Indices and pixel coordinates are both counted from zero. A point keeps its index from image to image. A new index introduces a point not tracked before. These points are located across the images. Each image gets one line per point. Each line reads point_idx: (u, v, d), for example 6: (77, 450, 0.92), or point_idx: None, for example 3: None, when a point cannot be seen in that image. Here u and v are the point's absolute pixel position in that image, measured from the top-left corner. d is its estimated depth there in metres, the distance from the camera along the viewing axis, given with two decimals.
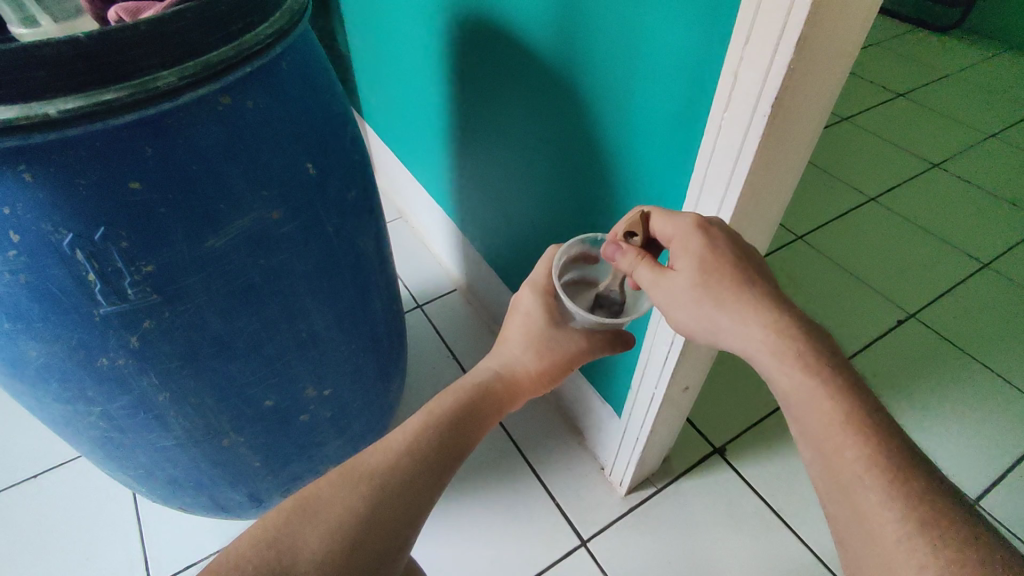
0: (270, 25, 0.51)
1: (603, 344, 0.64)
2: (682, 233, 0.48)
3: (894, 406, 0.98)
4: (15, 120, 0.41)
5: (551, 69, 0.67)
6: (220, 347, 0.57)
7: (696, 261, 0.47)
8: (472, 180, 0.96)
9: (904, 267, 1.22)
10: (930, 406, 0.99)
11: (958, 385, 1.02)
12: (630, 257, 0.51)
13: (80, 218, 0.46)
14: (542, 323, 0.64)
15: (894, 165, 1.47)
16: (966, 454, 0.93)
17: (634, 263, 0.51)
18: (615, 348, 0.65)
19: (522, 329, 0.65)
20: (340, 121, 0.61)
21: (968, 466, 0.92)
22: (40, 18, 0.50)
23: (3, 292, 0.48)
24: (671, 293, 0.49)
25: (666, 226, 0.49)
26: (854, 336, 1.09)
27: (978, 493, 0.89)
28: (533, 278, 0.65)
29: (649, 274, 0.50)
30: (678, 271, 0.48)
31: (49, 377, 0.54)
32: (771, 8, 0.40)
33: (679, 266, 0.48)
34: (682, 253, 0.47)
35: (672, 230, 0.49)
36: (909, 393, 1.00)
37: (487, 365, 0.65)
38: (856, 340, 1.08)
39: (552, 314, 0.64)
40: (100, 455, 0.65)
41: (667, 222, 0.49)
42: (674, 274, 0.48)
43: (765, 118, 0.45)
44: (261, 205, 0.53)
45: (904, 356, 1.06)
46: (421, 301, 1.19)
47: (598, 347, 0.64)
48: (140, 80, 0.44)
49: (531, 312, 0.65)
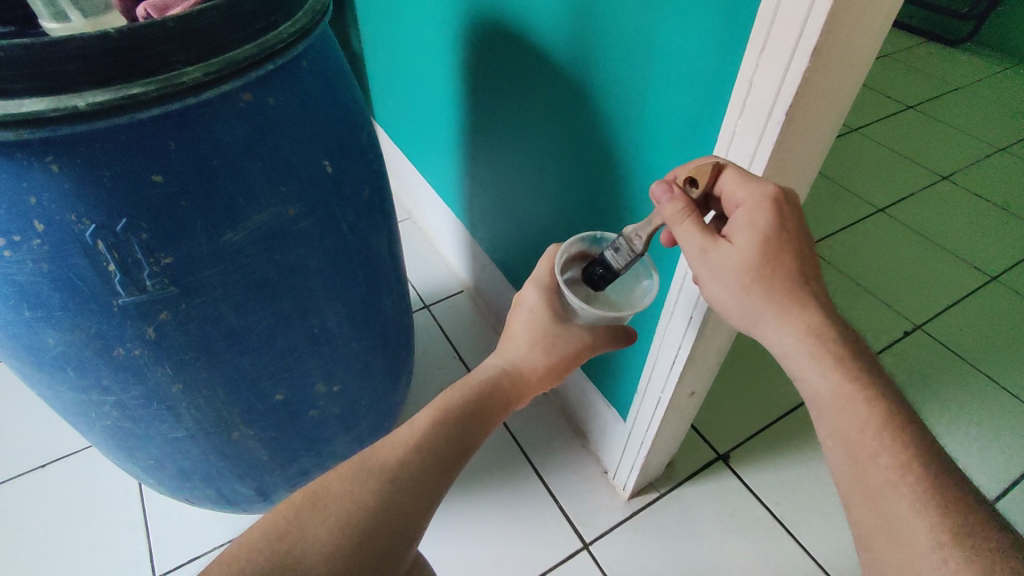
0: (292, 25, 0.52)
1: (607, 339, 0.66)
2: (752, 204, 0.45)
3: (922, 403, 1.01)
4: (45, 111, 0.41)
5: (564, 73, 0.67)
6: (234, 340, 0.57)
7: (758, 239, 0.45)
8: (482, 181, 0.97)
9: (910, 278, 1.22)
10: (954, 407, 1.01)
11: (979, 392, 1.03)
12: (678, 207, 0.47)
13: (103, 209, 0.46)
14: (549, 317, 0.65)
15: (903, 177, 1.47)
16: (987, 458, 0.95)
17: (679, 215, 0.47)
18: (617, 342, 0.66)
19: (526, 326, 0.65)
20: (357, 120, 0.62)
21: (987, 470, 0.93)
22: (69, 14, 0.50)
23: (26, 280, 0.49)
24: (719, 267, 0.47)
25: (735, 187, 0.46)
26: (880, 335, 1.11)
27: (996, 494, 0.90)
28: (537, 275, 0.65)
29: (699, 239, 0.47)
30: (732, 245, 0.46)
31: (65, 365, 0.55)
32: (787, 18, 0.41)
33: (737, 239, 0.46)
34: (746, 226, 0.45)
35: (741, 195, 0.46)
36: (938, 394, 1.02)
37: (494, 363, 0.65)
38: (886, 336, 1.11)
39: (556, 310, 0.65)
40: (112, 444, 0.66)
41: (737, 184, 0.46)
42: (729, 247, 0.46)
43: (779, 125, 0.45)
44: (278, 200, 0.53)
45: (927, 361, 1.07)
46: (429, 300, 1.20)
47: (602, 343, 0.66)
48: (166, 75, 0.44)
49: (535, 309, 0.65)
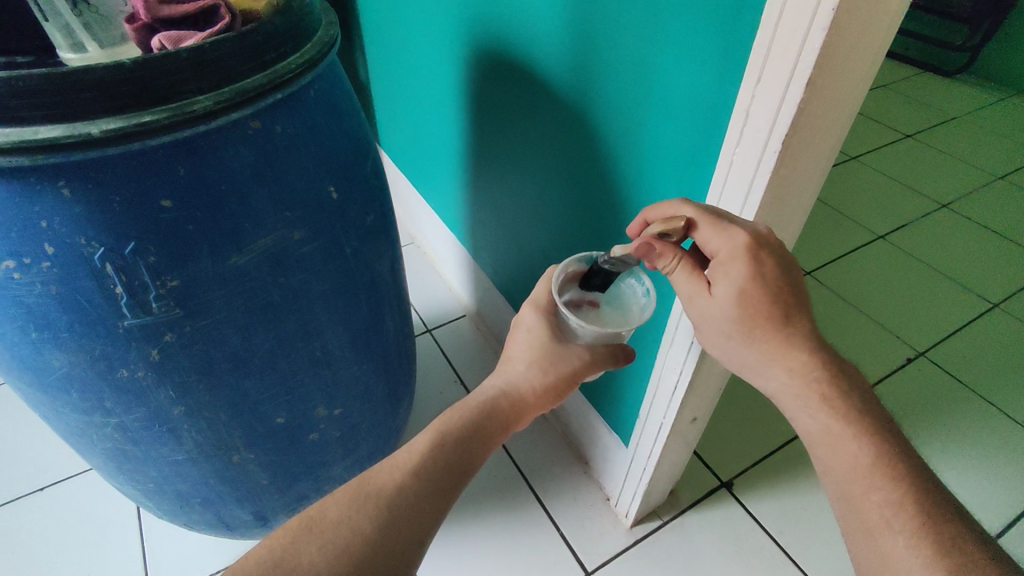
0: (301, 55, 0.53)
1: (605, 358, 0.64)
2: (727, 259, 0.46)
3: (919, 438, 0.99)
4: (60, 138, 0.42)
5: (565, 101, 0.69)
6: (236, 363, 0.58)
7: (735, 293, 0.47)
8: (484, 206, 0.98)
9: (910, 305, 1.23)
10: (956, 441, 0.99)
11: (980, 422, 1.02)
12: (666, 260, 0.50)
13: (111, 233, 0.47)
14: (550, 334, 0.65)
15: (902, 205, 1.48)
16: (985, 495, 0.93)
17: (671, 265, 0.50)
18: (617, 362, 0.65)
19: (525, 346, 0.65)
20: (362, 147, 0.63)
21: (987, 505, 0.92)
22: (87, 44, 0.48)
23: (35, 303, 0.50)
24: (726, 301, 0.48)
25: (708, 238, 0.47)
26: (874, 366, 1.10)
27: (999, 530, 0.89)
28: (535, 297, 0.66)
29: (685, 289, 0.50)
30: (713, 296, 0.49)
31: (69, 387, 0.56)
32: (782, 49, 0.42)
33: (716, 291, 0.48)
34: (723, 279, 0.47)
35: (716, 247, 0.47)
36: (935, 431, 1.00)
37: (494, 381, 0.65)
38: (886, 364, 1.11)
39: (555, 330, 0.65)
40: (112, 466, 0.66)
41: (712, 237, 0.47)
42: (709, 297, 0.49)
43: (775, 154, 0.46)
44: (283, 225, 0.54)
45: (924, 391, 1.06)
46: (430, 324, 1.20)
47: (602, 362, 0.64)
48: (178, 103, 0.45)
49: (532, 329, 0.65)
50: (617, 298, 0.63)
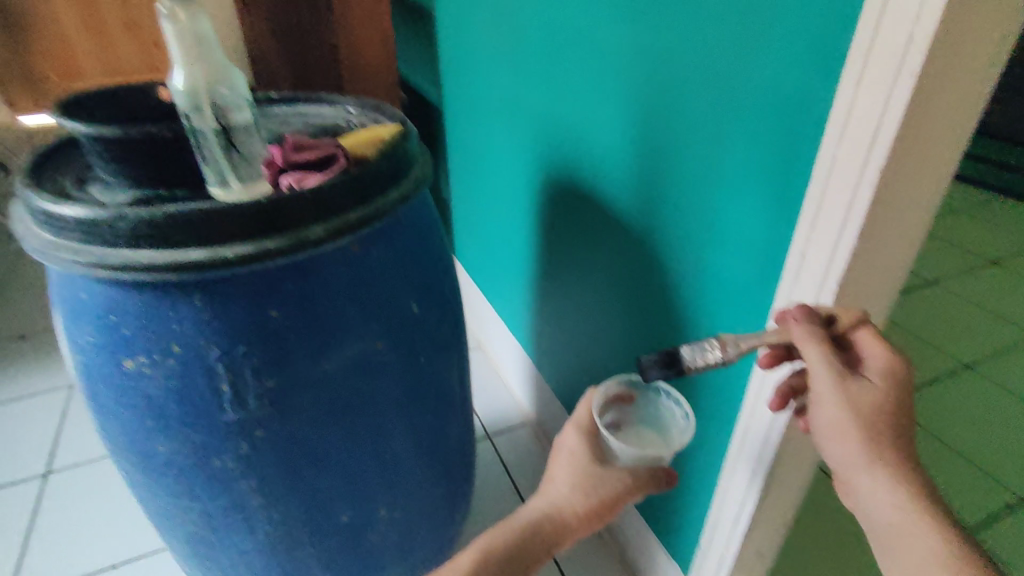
0: (400, 189, 0.60)
1: (647, 482, 0.63)
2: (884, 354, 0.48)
3: None
4: (201, 262, 0.51)
5: (632, 229, 0.74)
6: (313, 460, 0.62)
7: (891, 388, 0.48)
8: (551, 318, 1.03)
9: (1006, 444, 1.14)
10: None
11: None
12: (819, 335, 0.48)
13: (227, 338, 0.55)
14: (591, 454, 0.64)
15: (988, 334, 1.41)
16: None
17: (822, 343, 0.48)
18: (659, 487, 0.63)
19: (567, 469, 0.64)
20: (443, 267, 0.70)
21: None
22: (231, 180, 0.56)
23: (156, 395, 0.57)
24: None
25: (867, 336, 0.49)
26: (972, 509, 1.01)
27: None
28: (576, 417, 0.66)
29: (835, 374, 0.47)
30: (869, 386, 0.48)
31: (168, 472, 0.62)
32: (834, 199, 0.47)
33: (871, 381, 0.48)
34: (881, 373, 0.48)
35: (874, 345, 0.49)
36: None
37: (539, 501, 0.64)
38: (984, 509, 1.01)
39: (597, 452, 0.65)
40: (189, 551, 0.70)
41: (871, 335, 0.49)
42: (864, 386, 0.47)
43: (833, 291, 0.50)
44: (370, 335, 0.61)
45: None
46: (490, 430, 1.22)
47: (644, 486, 0.63)
48: (296, 233, 0.53)
49: (575, 451, 0.65)
50: (653, 418, 0.68)
